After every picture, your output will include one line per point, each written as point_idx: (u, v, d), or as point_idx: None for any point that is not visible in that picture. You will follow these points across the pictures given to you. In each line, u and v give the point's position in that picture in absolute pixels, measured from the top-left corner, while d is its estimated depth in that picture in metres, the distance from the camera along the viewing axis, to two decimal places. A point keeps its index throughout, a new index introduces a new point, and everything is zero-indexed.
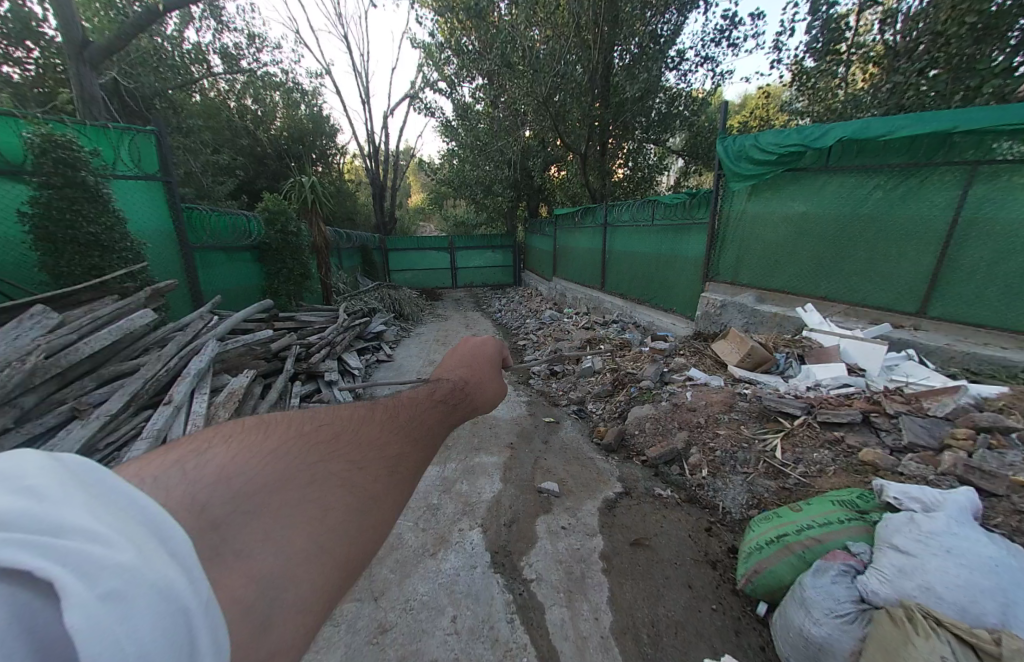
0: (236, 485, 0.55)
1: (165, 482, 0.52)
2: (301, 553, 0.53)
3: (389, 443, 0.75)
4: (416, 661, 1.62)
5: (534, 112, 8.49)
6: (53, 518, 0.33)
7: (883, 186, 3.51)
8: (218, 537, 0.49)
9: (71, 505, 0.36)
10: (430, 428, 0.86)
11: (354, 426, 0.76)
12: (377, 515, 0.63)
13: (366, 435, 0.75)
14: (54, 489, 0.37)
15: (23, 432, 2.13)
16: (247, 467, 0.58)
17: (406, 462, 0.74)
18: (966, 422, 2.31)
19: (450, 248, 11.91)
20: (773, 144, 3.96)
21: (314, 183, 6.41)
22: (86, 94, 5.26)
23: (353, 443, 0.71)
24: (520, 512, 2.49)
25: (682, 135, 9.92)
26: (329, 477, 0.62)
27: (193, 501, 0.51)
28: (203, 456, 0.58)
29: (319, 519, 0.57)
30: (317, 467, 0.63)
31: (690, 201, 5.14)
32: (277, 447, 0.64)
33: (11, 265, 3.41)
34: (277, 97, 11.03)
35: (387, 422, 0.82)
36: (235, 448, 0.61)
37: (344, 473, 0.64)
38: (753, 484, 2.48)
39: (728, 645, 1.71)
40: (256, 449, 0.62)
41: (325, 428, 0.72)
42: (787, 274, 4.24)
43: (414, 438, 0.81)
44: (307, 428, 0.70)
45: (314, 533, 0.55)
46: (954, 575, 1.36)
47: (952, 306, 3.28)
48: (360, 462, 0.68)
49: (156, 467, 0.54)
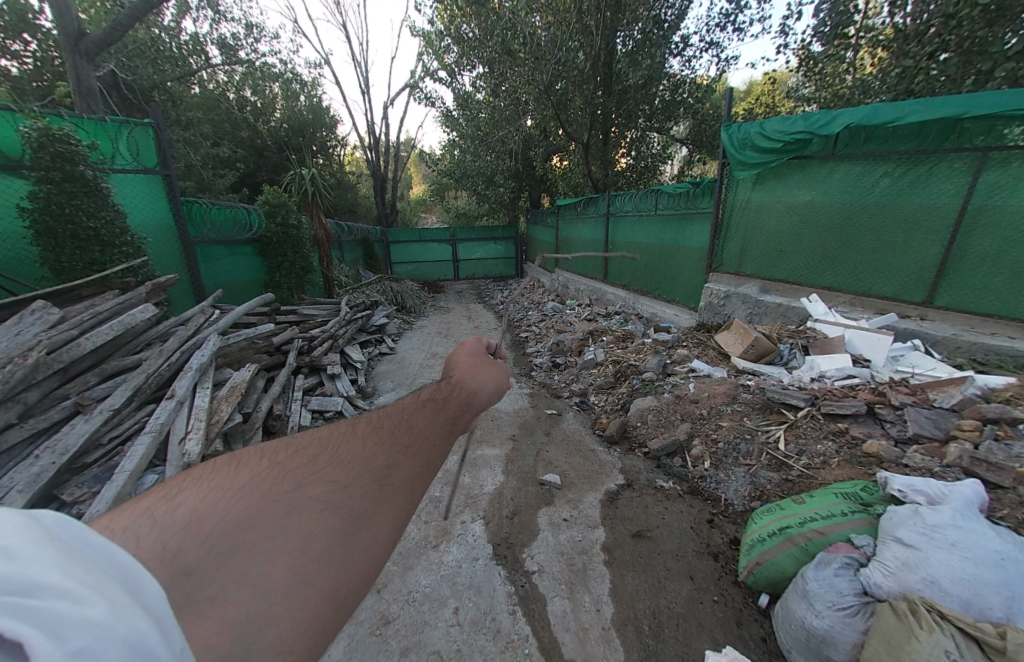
0: (209, 527, 0.51)
1: (137, 533, 0.49)
2: (280, 592, 0.49)
3: (377, 452, 0.67)
4: (419, 652, 1.63)
5: (535, 100, 8.35)
6: (28, 574, 0.31)
7: (891, 173, 3.44)
8: (193, 583, 0.47)
9: (43, 560, 0.34)
10: (426, 424, 0.77)
11: (334, 438, 0.69)
12: (365, 539, 0.58)
13: (349, 447, 0.67)
14: (24, 545, 0.35)
15: (27, 427, 2.14)
16: (217, 504, 0.54)
17: (398, 470, 0.66)
18: (972, 414, 2.29)
19: (452, 239, 11.85)
20: (778, 132, 3.89)
21: (313, 175, 6.37)
22: (83, 86, 5.22)
23: (334, 459, 0.64)
24: (522, 504, 2.50)
25: (686, 122, 9.75)
26: (307, 503, 0.57)
27: (163, 551, 0.48)
28: (172, 497, 0.54)
29: (300, 552, 0.53)
30: (295, 494, 0.57)
31: (694, 190, 5.06)
32: (249, 477, 0.58)
33: (13, 261, 3.41)
34: (276, 87, 10.90)
35: (374, 426, 0.73)
36: (204, 483, 0.56)
37: (323, 496, 0.58)
38: (755, 476, 2.47)
39: (729, 636, 1.72)
40: (226, 481, 0.57)
41: (302, 447, 0.65)
42: (793, 263, 4.19)
43: (405, 441, 0.71)
44: (281, 452, 0.63)
45: (294, 569, 0.51)
46: (959, 569, 1.35)
47: (960, 296, 3.23)
48: (342, 482, 0.61)
49: (126, 515, 0.51)
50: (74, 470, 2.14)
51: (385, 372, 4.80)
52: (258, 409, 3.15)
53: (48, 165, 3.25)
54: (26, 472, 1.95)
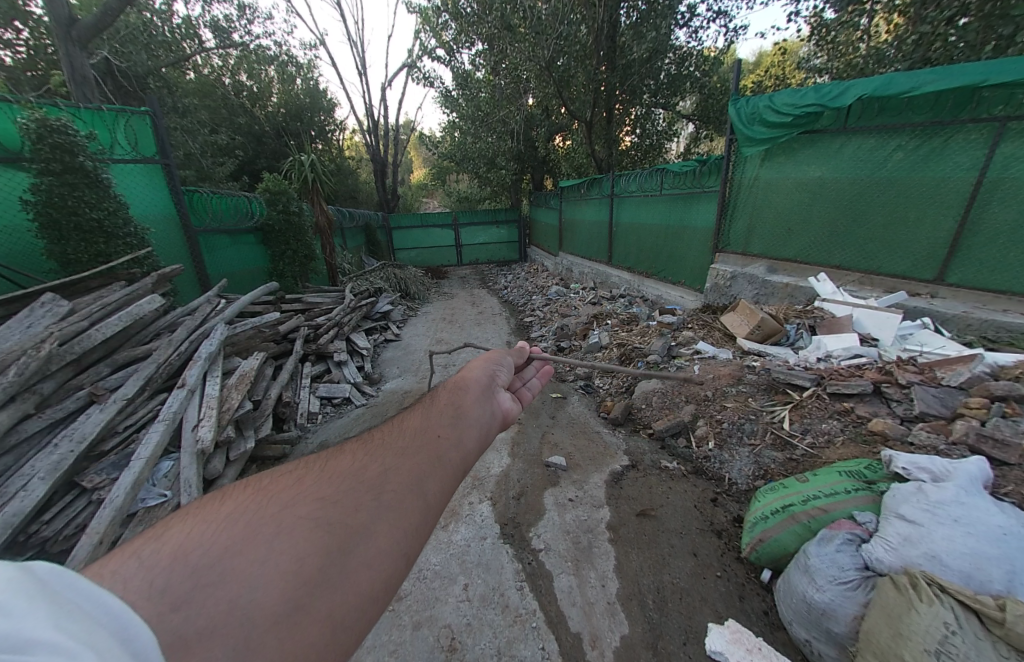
0: (197, 560, 0.52)
1: (123, 573, 0.48)
2: (273, 615, 0.49)
3: (367, 468, 0.71)
4: (430, 626, 1.69)
5: (536, 78, 8.11)
6: (21, 632, 0.30)
7: (904, 147, 3.34)
8: (180, 617, 0.45)
9: (34, 616, 0.33)
10: (415, 433, 0.81)
11: (322, 463, 0.72)
12: (364, 552, 0.60)
13: (337, 467, 0.71)
14: (16, 598, 0.34)
15: (44, 417, 2.19)
16: (208, 537, 0.54)
17: (392, 482, 0.69)
18: (980, 392, 2.27)
19: (454, 224, 11.74)
20: (788, 105, 3.77)
21: (313, 161, 6.30)
22: (78, 75, 5.15)
23: (326, 478, 0.68)
24: (528, 485, 2.55)
25: (692, 97, 9.45)
26: (298, 523, 0.59)
27: (151, 586, 0.47)
28: (161, 537, 0.54)
29: (293, 573, 0.53)
30: (284, 516, 0.59)
31: (700, 168, 4.94)
32: (236, 509, 0.60)
33: (20, 254, 3.44)
34: (272, 71, 10.67)
35: (362, 446, 0.76)
36: (195, 522, 0.57)
37: (312, 515, 0.60)
38: (759, 456, 2.50)
39: (732, 609, 1.76)
40: (216, 517, 0.58)
41: (289, 475, 0.68)
42: (801, 242, 4.11)
43: (395, 451, 0.75)
44: (267, 482, 0.66)
45: (288, 591, 0.52)
46: (960, 544, 1.37)
47: (972, 273, 3.17)
48: (333, 498, 0.64)
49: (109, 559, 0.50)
50: (92, 458, 2.21)
51: (391, 359, 4.84)
52: (267, 397, 3.21)
53: (47, 156, 3.24)
54: (46, 460, 2.01)
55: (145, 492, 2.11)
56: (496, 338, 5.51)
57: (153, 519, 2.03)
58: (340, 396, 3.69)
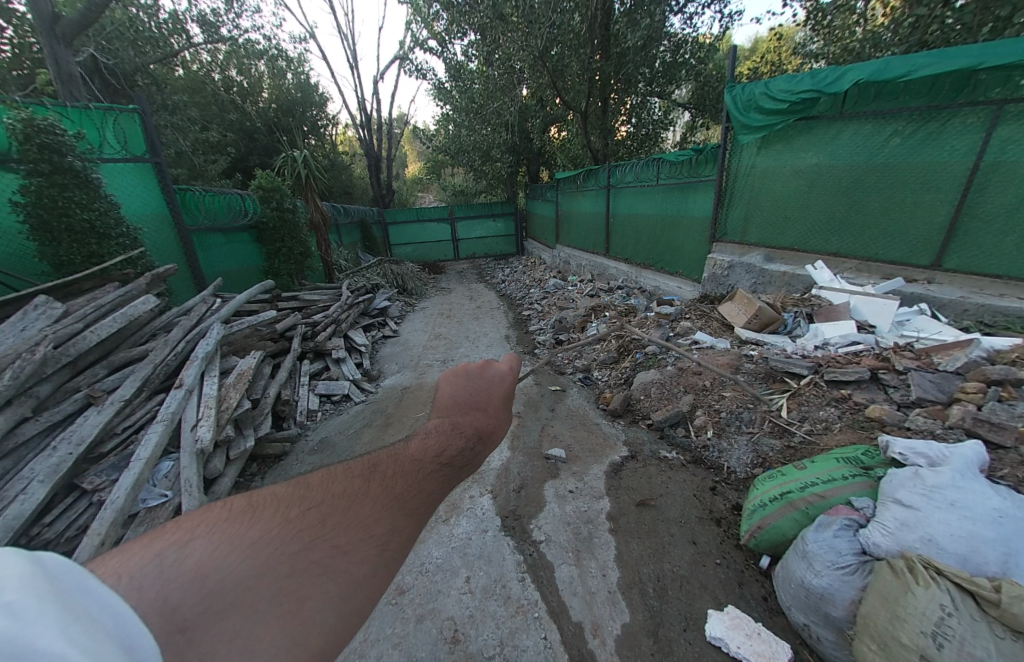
0: (211, 584, 0.51)
1: (141, 580, 0.49)
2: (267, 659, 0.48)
3: (383, 516, 0.68)
4: (432, 619, 1.71)
5: (529, 67, 8.04)
6: (29, 638, 0.30)
7: (901, 132, 3.31)
8: (186, 639, 0.46)
9: (44, 621, 0.33)
10: (438, 489, 0.78)
11: (347, 498, 0.68)
12: (361, 600, 0.58)
13: (360, 509, 0.67)
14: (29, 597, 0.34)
15: (42, 420, 2.18)
16: (226, 560, 0.54)
17: (402, 536, 0.66)
18: (977, 376, 2.27)
19: (450, 218, 11.68)
20: (784, 92, 3.74)
21: (306, 157, 6.22)
22: (64, 73, 5.07)
23: (343, 521, 0.65)
24: (529, 478, 2.56)
25: (688, 85, 9.39)
26: (308, 566, 0.57)
27: (164, 604, 0.48)
28: (184, 547, 0.54)
29: (294, 613, 0.53)
30: (297, 557, 0.58)
31: (696, 157, 4.91)
32: (260, 532, 0.59)
33: (13, 256, 3.41)
34: (262, 66, 10.51)
35: (387, 488, 0.72)
36: (218, 536, 0.57)
37: (323, 560, 0.59)
38: (757, 444, 2.52)
39: (732, 596, 1.78)
40: (238, 540, 0.57)
41: (314, 510, 0.65)
42: (798, 230, 4.09)
43: (415, 504, 0.72)
44: (295, 513, 0.64)
45: (285, 631, 0.51)
46: (957, 527, 1.38)
47: (968, 258, 3.17)
48: (347, 548, 0.61)
49: (132, 561, 0.51)
50: (91, 460, 2.20)
51: (390, 355, 4.83)
52: (266, 395, 3.20)
53: (35, 157, 3.20)
54: (45, 463, 2.01)
55: (146, 492, 2.12)
56: (494, 333, 5.52)
57: (154, 519, 2.04)
58: (340, 393, 3.69)
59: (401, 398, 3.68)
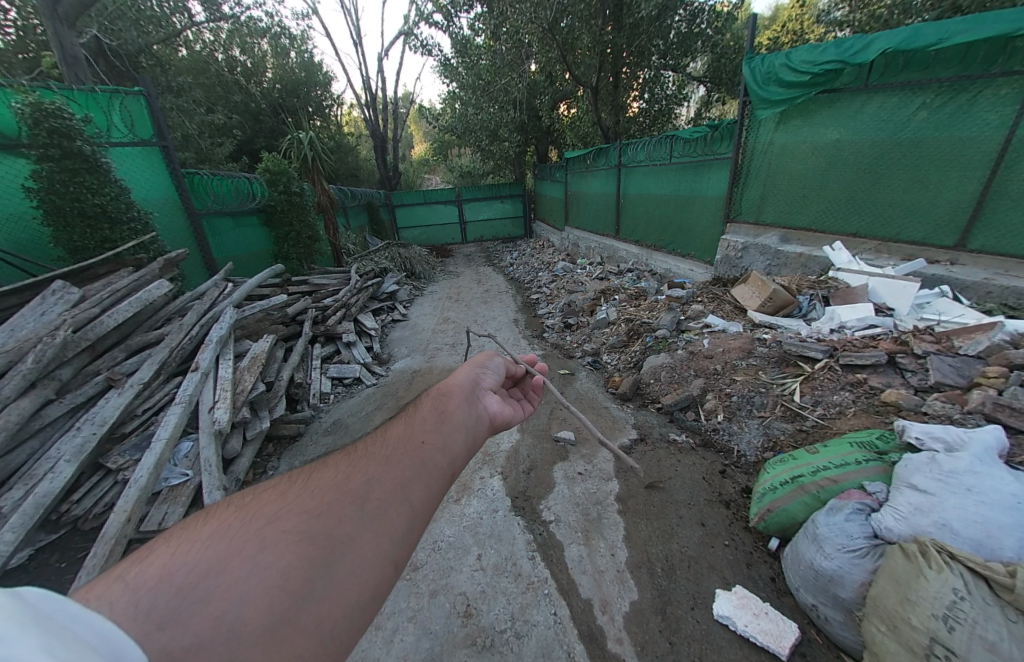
0: (181, 580, 0.52)
1: (109, 596, 0.48)
2: (257, 631, 0.51)
3: (350, 480, 0.73)
4: (445, 594, 1.76)
5: (539, 40, 7.76)
6: (9, 653, 0.29)
7: (929, 105, 3.15)
8: (167, 635, 0.46)
9: (30, 647, 0.31)
10: (400, 444, 0.83)
11: (303, 479, 0.73)
12: (347, 560, 0.62)
13: (319, 480, 0.73)
14: (9, 625, 0.33)
15: (65, 402, 2.25)
16: (193, 558, 0.55)
17: (374, 493, 0.71)
18: (999, 360, 2.21)
19: (458, 200, 11.55)
20: (806, 63, 3.57)
21: (311, 138, 6.17)
22: (69, 55, 5.03)
23: (307, 493, 0.69)
24: (538, 459, 2.60)
25: (704, 57, 9.05)
26: (281, 537, 0.61)
27: (137, 608, 0.48)
28: (147, 558, 0.54)
29: (276, 588, 0.55)
30: (266, 532, 0.61)
31: (712, 134, 4.75)
32: (220, 526, 0.61)
33: (28, 242, 3.46)
34: (265, 44, 10.32)
35: (344, 460, 0.78)
36: (180, 545, 0.58)
37: (297, 528, 0.62)
38: (768, 427, 2.50)
39: (740, 576, 1.80)
40: (200, 538, 0.59)
41: (273, 494, 0.69)
42: (816, 209, 3.95)
43: (376, 463, 0.77)
44: (252, 499, 0.67)
45: (274, 605, 0.54)
46: (973, 513, 1.36)
47: (996, 236, 3.03)
48: (319, 511, 0.66)
49: (96, 586, 0.49)
50: (114, 440, 2.28)
51: (400, 339, 4.85)
52: (280, 378, 3.26)
53: (45, 142, 3.22)
54: (71, 443, 2.08)
55: (167, 472, 2.19)
56: (502, 316, 5.52)
57: (178, 497, 2.11)
58: (351, 377, 3.75)
59: (411, 381, 3.72)
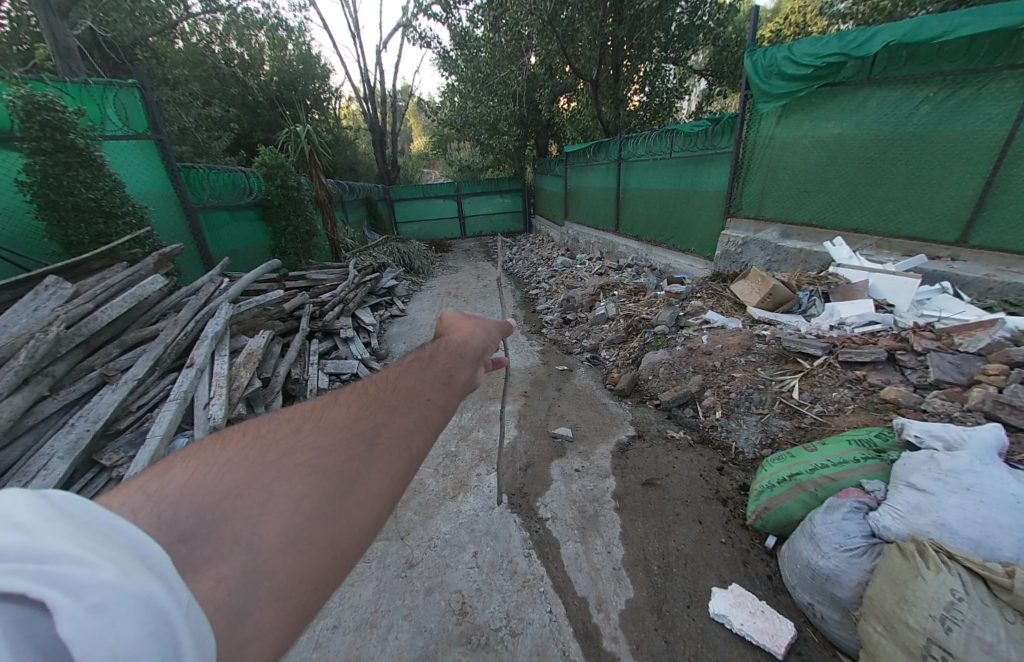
0: (198, 497, 0.49)
1: (130, 505, 0.45)
2: (273, 553, 0.47)
3: (364, 418, 0.66)
4: (441, 591, 1.75)
5: (539, 32, 7.72)
6: (41, 551, 0.30)
7: (932, 99, 3.11)
8: (188, 548, 0.44)
9: (55, 534, 0.32)
10: (418, 386, 0.74)
11: (314, 408, 0.66)
12: (359, 496, 0.58)
13: (334, 414, 0.65)
14: (26, 519, 0.33)
15: (59, 398, 2.24)
16: (208, 477, 0.51)
17: (387, 432, 0.65)
18: (999, 357, 2.19)
19: (457, 195, 11.47)
20: (808, 56, 3.53)
21: (309, 132, 6.10)
22: (61, 46, 4.96)
23: (321, 428, 0.62)
24: (535, 456, 2.59)
25: (705, 50, 8.93)
26: (295, 468, 0.55)
27: (157, 519, 0.45)
28: (164, 476, 0.50)
29: (292, 513, 0.51)
30: (281, 459, 0.55)
31: (713, 128, 4.70)
32: (235, 450, 0.56)
33: (23, 237, 3.43)
34: (262, 36, 10.19)
35: (361, 393, 0.70)
36: (197, 463, 0.53)
37: (310, 460, 0.57)
38: (767, 424, 2.49)
39: (736, 574, 1.80)
40: (215, 459, 0.53)
41: (288, 421, 0.61)
42: (818, 204, 3.90)
43: (393, 403, 0.70)
44: (265, 427, 0.61)
45: (291, 529, 0.50)
46: (972, 512, 1.35)
47: (998, 232, 2.98)
48: (332, 447, 0.60)
49: (113, 496, 0.46)
50: (109, 436, 2.27)
51: (398, 334, 4.83)
52: (276, 374, 3.24)
53: (38, 135, 3.18)
54: (64, 439, 2.07)
55: None
56: (501, 311, 5.51)
57: None
58: (348, 372, 3.73)
59: None
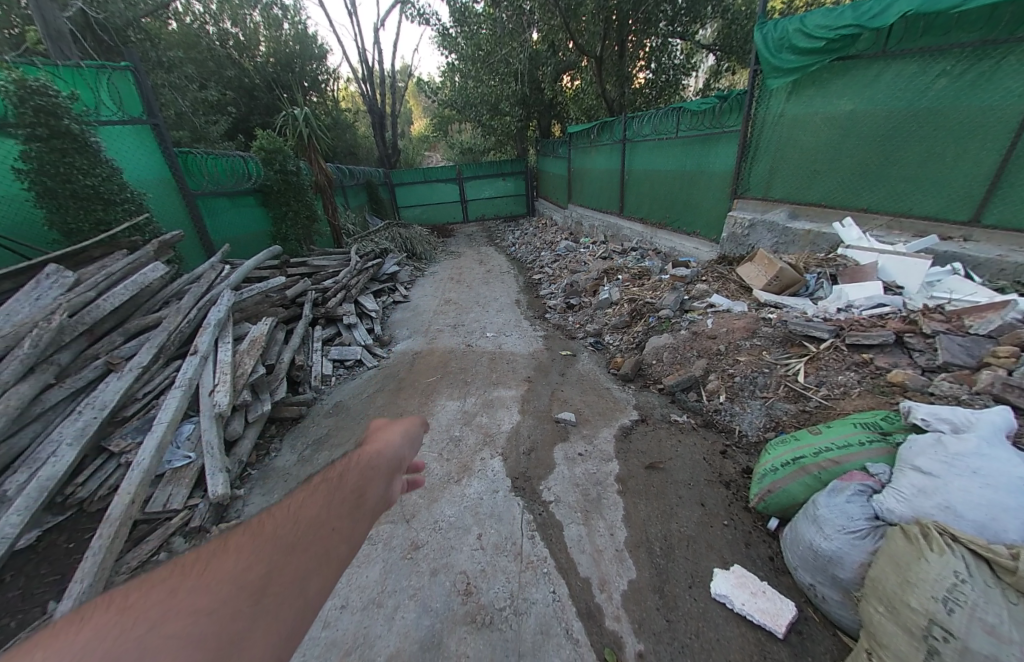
0: None
1: None
2: None
3: (254, 565, 0.58)
4: (446, 572, 1.78)
5: (541, 7, 7.46)
6: None
7: (949, 72, 2.97)
8: None
9: None
10: (317, 517, 0.67)
11: (193, 561, 0.57)
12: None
13: (214, 567, 0.56)
14: None
15: (65, 386, 2.26)
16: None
17: (279, 585, 0.58)
18: (1010, 339, 2.15)
19: (458, 178, 11.30)
20: (820, 28, 3.39)
21: (307, 114, 5.96)
22: (52, 28, 4.84)
23: (194, 591, 0.53)
24: (539, 440, 2.60)
25: (714, 23, 8.60)
26: (155, 652, 0.45)
27: None
28: None
29: None
30: (138, 644, 0.46)
31: (720, 105, 4.58)
32: (79, 635, 0.46)
33: (23, 226, 3.42)
34: (257, 15, 9.91)
35: (248, 535, 0.62)
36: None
37: (178, 639, 0.48)
38: (771, 407, 2.48)
39: (738, 555, 1.81)
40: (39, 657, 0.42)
41: (163, 582, 0.54)
42: (827, 184, 3.79)
43: (286, 543, 0.62)
44: (132, 595, 0.52)
45: None
46: (977, 495, 1.34)
47: (1013, 211, 2.87)
48: (209, 616, 0.51)
49: None
50: (117, 423, 2.30)
51: (401, 321, 4.83)
52: (281, 361, 3.25)
53: (32, 121, 3.13)
54: (72, 427, 2.10)
55: (170, 453, 2.22)
56: (504, 297, 5.47)
57: (182, 479, 2.15)
58: (352, 359, 3.74)
59: (412, 363, 3.71)
